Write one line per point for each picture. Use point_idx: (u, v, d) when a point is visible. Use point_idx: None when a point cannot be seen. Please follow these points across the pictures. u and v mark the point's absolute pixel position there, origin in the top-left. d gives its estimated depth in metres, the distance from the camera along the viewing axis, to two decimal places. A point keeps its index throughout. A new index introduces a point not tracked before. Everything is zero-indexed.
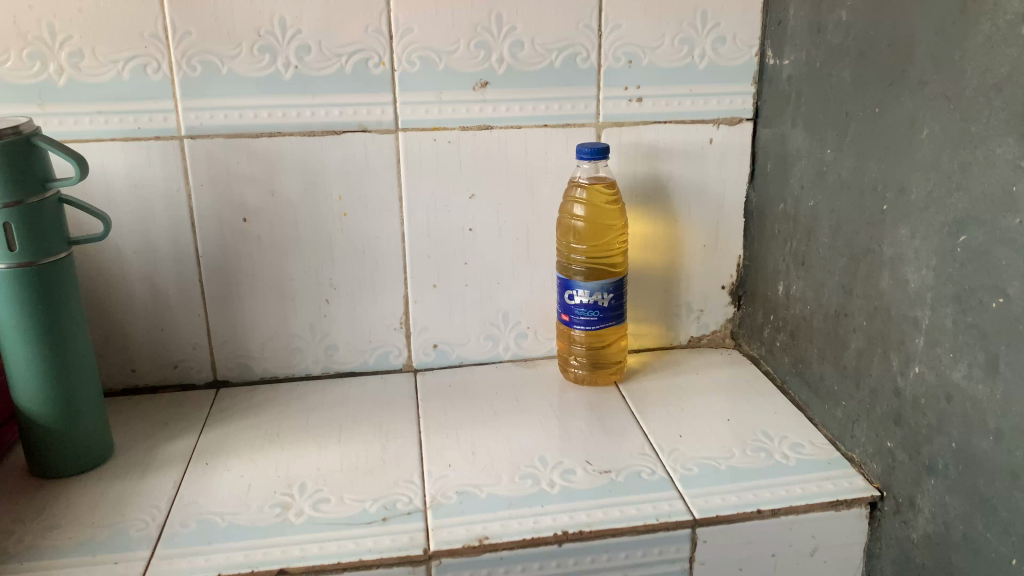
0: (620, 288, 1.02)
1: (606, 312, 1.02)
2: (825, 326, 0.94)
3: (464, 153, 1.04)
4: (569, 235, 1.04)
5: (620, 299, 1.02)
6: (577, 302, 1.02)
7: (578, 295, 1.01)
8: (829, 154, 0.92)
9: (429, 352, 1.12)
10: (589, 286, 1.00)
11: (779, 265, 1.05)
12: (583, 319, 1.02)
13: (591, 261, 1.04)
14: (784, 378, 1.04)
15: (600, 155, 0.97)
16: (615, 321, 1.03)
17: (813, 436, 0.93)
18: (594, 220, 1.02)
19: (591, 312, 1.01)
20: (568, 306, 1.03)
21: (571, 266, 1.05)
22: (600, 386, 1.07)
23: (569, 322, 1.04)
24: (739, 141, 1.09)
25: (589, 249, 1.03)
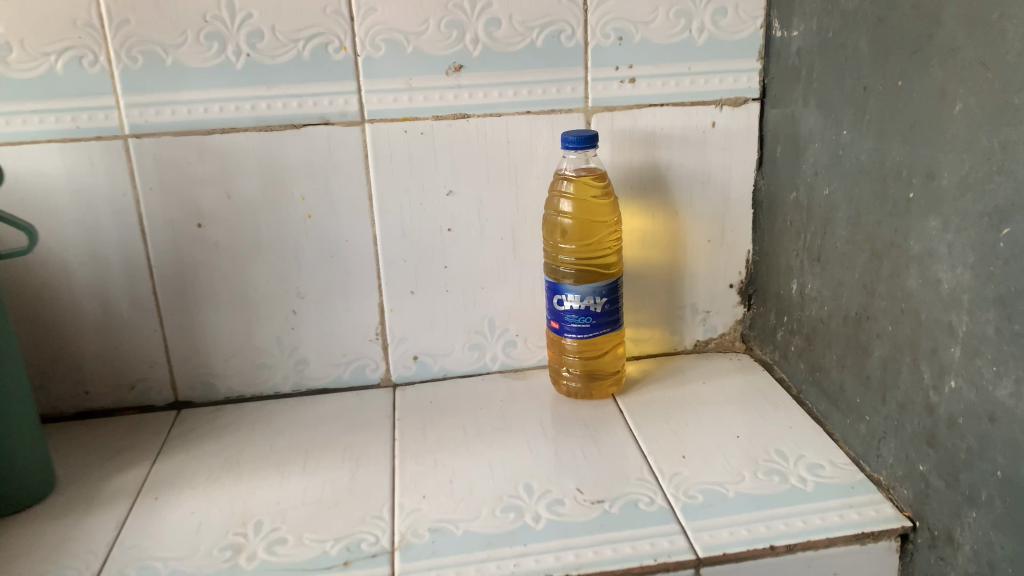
0: (614, 292, 0.92)
1: (599, 319, 0.92)
2: (846, 331, 0.83)
3: (439, 146, 0.94)
4: (557, 234, 0.93)
5: (615, 304, 0.92)
6: (567, 307, 0.92)
7: (568, 300, 0.91)
8: (847, 136, 0.81)
9: (409, 365, 1.03)
10: (580, 290, 0.90)
11: (793, 261, 0.94)
12: (574, 326, 0.92)
13: (582, 262, 0.93)
14: (800, 387, 0.94)
15: (588, 144, 0.87)
16: (609, 329, 0.93)
17: (834, 454, 0.83)
18: (584, 217, 0.91)
19: (583, 319, 0.91)
20: (557, 312, 0.93)
21: (560, 269, 0.94)
22: (596, 400, 0.96)
23: (558, 330, 0.94)
24: (745, 123, 0.98)
25: (580, 249, 0.92)
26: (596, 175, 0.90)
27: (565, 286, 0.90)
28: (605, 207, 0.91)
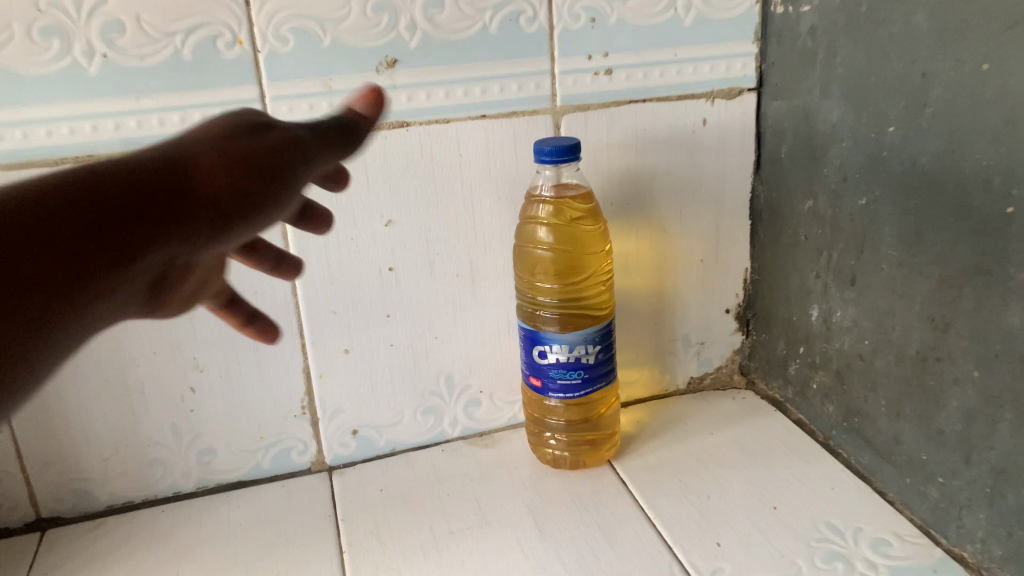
0: (606, 336, 0.73)
1: (589, 372, 0.73)
2: (902, 372, 0.68)
3: (372, 165, 0.73)
4: (534, 270, 0.74)
5: (608, 352, 0.74)
6: (550, 361, 0.73)
7: (552, 352, 0.72)
8: (895, 133, 0.65)
9: (348, 442, 0.82)
10: (566, 338, 0.71)
11: (812, 283, 0.78)
12: (559, 383, 0.73)
13: (569, 302, 0.74)
14: (829, 433, 0.79)
15: (568, 155, 0.68)
16: (602, 382, 0.75)
17: (895, 525, 0.68)
18: (568, 246, 0.72)
19: (571, 374, 0.73)
20: (536, 366, 0.74)
21: (541, 313, 0.75)
22: (589, 468, 0.78)
23: (540, 389, 0.75)
24: (739, 118, 0.82)
25: (566, 287, 0.74)
26: (579, 192, 0.72)
27: (547, 333, 0.72)
28: (593, 231, 0.73)
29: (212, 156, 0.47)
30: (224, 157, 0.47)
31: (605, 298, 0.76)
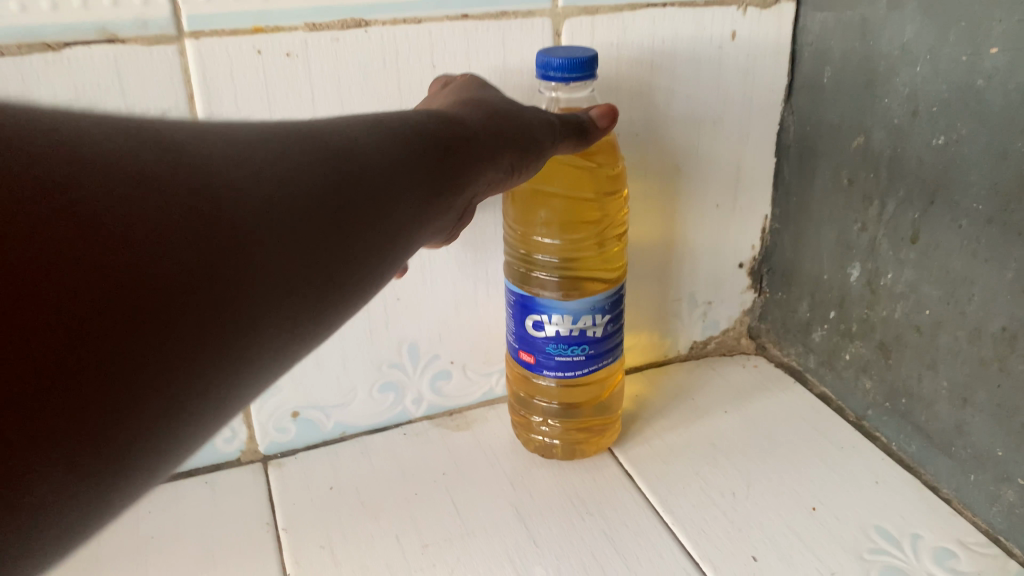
0: (616, 304, 0.59)
1: (594, 348, 0.59)
2: (977, 353, 0.56)
3: (320, 78, 0.56)
4: (532, 223, 0.60)
5: (616, 325, 0.60)
6: (546, 335, 0.58)
7: (549, 323, 0.57)
8: (999, 55, 0.51)
9: (287, 426, 0.66)
10: (570, 308, 0.57)
11: (853, 236, 0.66)
12: (557, 361, 0.59)
13: (575, 263, 0.61)
14: (863, 412, 0.68)
15: (578, 73, 0.52)
16: (608, 359, 0.61)
17: (956, 530, 0.57)
18: (581, 196, 0.60)
19: (571, 350, 0.58)
20: (528, 340, 0.59)
21: (540, 275, 0.61)
22: (582, 458, 0.66)
23: (532, 368, 0.60)
24: (771, 34, 0.67)
25: (574, 244, 0.61)
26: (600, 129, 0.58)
27: (546, 301, 0.57)
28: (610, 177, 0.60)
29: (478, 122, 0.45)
30: (495, 127, 0.45)
31: (615, 258, 0.64)
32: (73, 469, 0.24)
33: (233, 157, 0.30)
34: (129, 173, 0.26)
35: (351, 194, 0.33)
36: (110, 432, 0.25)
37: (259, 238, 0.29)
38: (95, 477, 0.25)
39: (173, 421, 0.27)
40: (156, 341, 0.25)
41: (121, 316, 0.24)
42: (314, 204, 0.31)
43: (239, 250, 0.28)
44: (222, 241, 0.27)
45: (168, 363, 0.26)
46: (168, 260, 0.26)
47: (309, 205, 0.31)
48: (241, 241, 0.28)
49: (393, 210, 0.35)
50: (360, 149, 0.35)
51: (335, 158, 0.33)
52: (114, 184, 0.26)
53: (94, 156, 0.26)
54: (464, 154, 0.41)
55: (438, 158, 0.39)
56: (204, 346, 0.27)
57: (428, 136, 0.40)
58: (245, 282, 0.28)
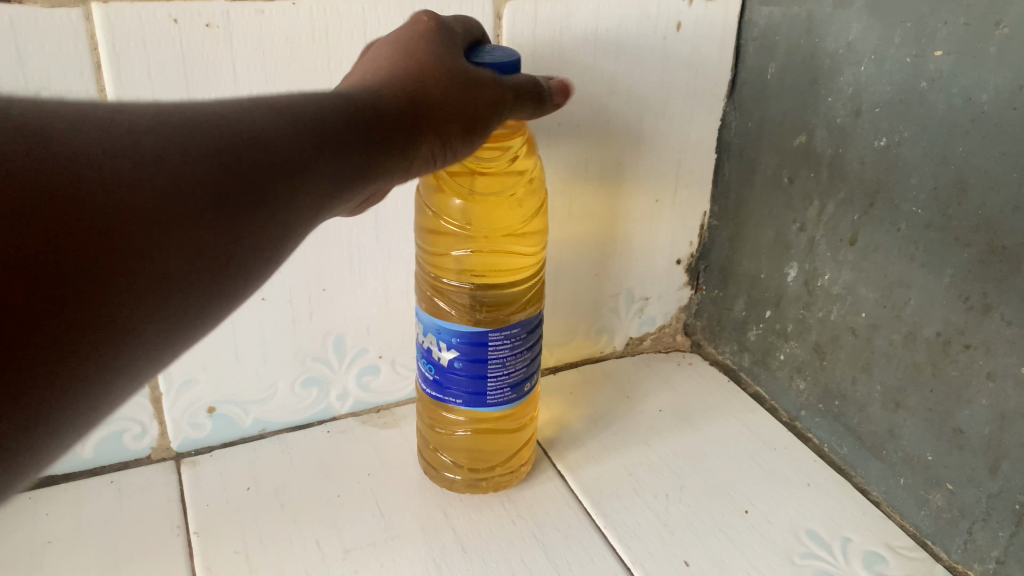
0: (517, 330, 0.55)
1: (496, 379, 0.55)
2: (911, 357, 0.56)
3: (241, 52, 0.52)
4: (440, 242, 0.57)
5: (517, 356, 0.55)
6: (440, 363, 0.55)
7: (439, 349, 0.54)
8: (943, 58, 0.50)
9: (201, 423, 0.62)
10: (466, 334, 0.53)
11: (791, 236, 0.65)
12: (452, 389, 0.55)
13: (486, 283, 0.57)
14: (796, 413, 0.68)
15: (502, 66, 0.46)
16: (517, 394, 0.57)
17: (886, 534, 0.58)
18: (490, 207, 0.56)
19: (463, 377, 0.54)
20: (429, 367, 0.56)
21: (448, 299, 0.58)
22: (481, 490, 0.60)
23: (431, 393, 0.57)
24: (717, 25, 0.66)
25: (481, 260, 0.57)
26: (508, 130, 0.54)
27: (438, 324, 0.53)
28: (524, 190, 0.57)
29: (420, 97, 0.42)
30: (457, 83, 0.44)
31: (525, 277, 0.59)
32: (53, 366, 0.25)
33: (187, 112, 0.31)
34: (162, 123, 0.30)
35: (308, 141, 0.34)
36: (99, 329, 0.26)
37: (264, 187, 0.32)
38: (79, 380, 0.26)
39: (157, 349, 0.28)
40: (166, 253, 0.28)
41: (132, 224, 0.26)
42: (333, 166, 0.35)
43: (255, 187, 0.31)
44: (239, 176, 0.31)
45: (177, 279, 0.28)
46: (188, 184, 0.29)
47: (330, 165, 0.35)
48: (262, 183, 0.32)
49: (385, 163, 0.39)
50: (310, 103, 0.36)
51: (344, 114, 0.37)
52: (135, 125, 0.29)
53: (123, 115, 0.29)
54: (436, 114, 0.42)
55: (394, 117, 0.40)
56: (218, 274, 0.30)
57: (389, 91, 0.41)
58: (265, 225, 0.32)
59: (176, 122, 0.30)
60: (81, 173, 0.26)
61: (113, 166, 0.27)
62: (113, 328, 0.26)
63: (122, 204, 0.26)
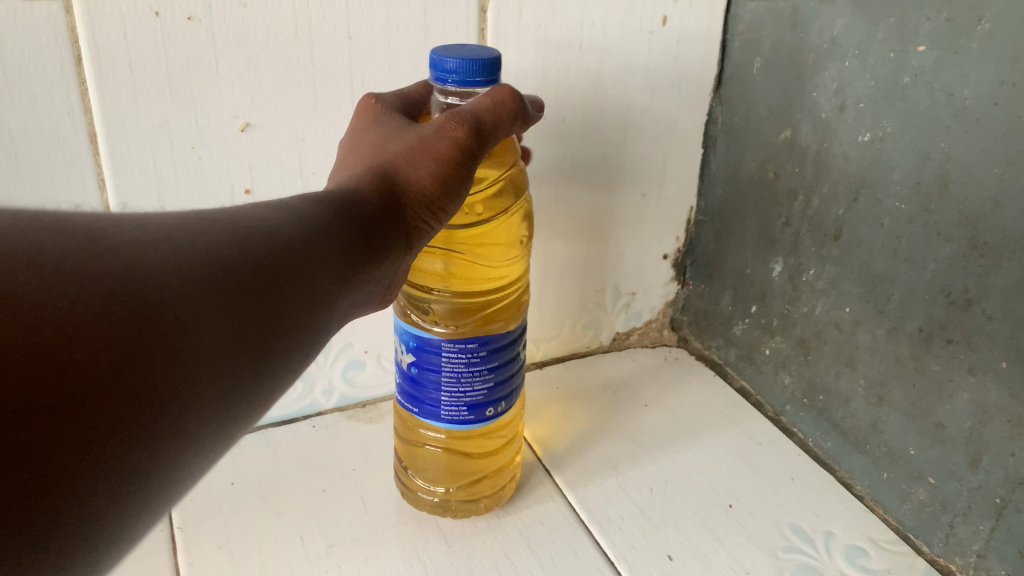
0: (499, 340, 0.54)
1: (475, 390, 0.54)
2: (894, 352, 0.56)
3: (222, 44, 0.51)
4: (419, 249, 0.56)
5: (482, 371, 0.54)
6: (406, 371, 0.55)
7: (403, 355, 0.55)
8: (926, 53, 0.50)
9: None
10: (444, 340, 0.52)
11: (777, 231, 0.65)
12: (418, 398, 0.55)
13: (471, 296, 0.57)
14: (781, 408, 0.69)
15: (476, 78, 0.46)
16: (494, 408, 0.56)
17: (869, 528, 0.58)
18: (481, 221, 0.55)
19: (425, 385, 0.54)
20: (407, 375, 0.56)
21: (426, 310, 0.57)
22: (443, 510, 0.57)
23: (402, 401, 0.57)
24: (703, 21, 0.66)
25: (468, 273, 0.56)
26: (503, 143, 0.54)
27: (413, 328, 0.53)
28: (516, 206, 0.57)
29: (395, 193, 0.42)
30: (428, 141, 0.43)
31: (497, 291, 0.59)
32: (89, 512, 0.25)
33: (189, 241, 0.30)
34: (178, 231, 0.31)
35: (299, 270, 0.34)
36: (133, 464, 0.26)
37: (252, 334, 0.31)
38: (115, 513, 0.26)
39: (149, 500, 0.28)
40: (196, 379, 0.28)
41: (166, 355, 0.27)
42: (339, 254, 0.37)
43: (267, 295, 0.32)
44: (233, 326, 0.30)
45: (202, 399, 0.29)
46: (212, 303, 0.29)
47: (336, 257, 0.36)
48: (276, 294, 0.33)
49: (383, 249, 0.40)
50: (300, 223, 0.36)
51: (340, 213, 0.38)
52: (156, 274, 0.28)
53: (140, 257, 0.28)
54: (417, 199, 0.42)
55: (373, 224, 0.40)
56: (247, 374, 0.31)
57: (366, 182, 0.42)
58: (278, 337, 0.33)
59: (182, 228, 0.31)
60: (93, 345, 0.25)
61: (151, 296, 0.27)
62: (149, 459, 0.27)
63: (134, 374, 0.26)
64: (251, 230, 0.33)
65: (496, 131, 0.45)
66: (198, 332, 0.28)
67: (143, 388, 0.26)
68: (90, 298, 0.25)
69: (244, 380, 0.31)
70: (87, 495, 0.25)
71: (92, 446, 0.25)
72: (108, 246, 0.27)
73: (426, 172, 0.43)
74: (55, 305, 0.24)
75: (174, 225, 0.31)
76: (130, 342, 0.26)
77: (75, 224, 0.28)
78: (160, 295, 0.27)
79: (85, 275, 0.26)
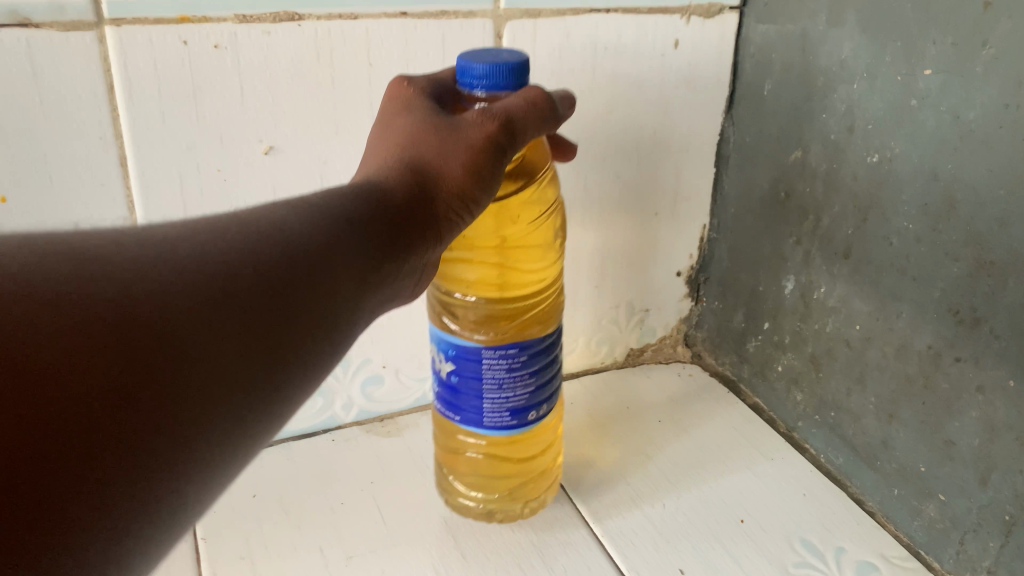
0: (538, 344, 0.55)
1: (516, 395, 0.55)
2: (903, 369, 0.57)
3: (247, 71, 0.53)
4: (451, 259, 0.58)
5: (522, 376, 0.55)
6: (446, 380, 0.56)
7: (443, 364, 0.56)
8: (932, 76, 0.51)
9: None
10: (483, 346, 0.54)
11: (788, 250, 0.66)
12: (460, 406, 0.56)
13: (505, 303, 0.59)
14: (793, 424, 0.69)
15: (505, 83, 0.47)
16: (534, 413, 0.57)
17: (880, 544, 0.58)
18: (513, 229, 0.57)
19: (467, 393, 0.55)
20: (445, 383, 0.57)
21: (461, 319, 0.59)
22: (493, 519, 0.59)
23: (442, 408, 0.58)
24: (714, 44, 0.67)
25: (501, 281, 0.58)
26: (536, 154, 0.55)
27: (453, 337, 0.54)
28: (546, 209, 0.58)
29: (420, 189, 0.43)
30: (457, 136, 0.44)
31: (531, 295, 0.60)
32: (114, 516, 0.26)
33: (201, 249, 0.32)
34: (193, 240, 0.32)
35: (319, 267, 0.35)
36: (154, 480, 0.27)
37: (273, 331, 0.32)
38: (143, 515, 0.27)
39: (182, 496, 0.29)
40: (205, 393, 0.29)
41: (168, 375, 0.28)
42: (360, 250, 0.38)
43: (287, 290, 0.33)
44: (251, 323, 0.31)
45: (221, 393, 0.30)
46: (226, 303, 0.30)
47: (357, 253, 0.37)
48: (296, 290, 0.34)
49: (409, 245, 0.41)
50: (320, 223, 0.37)
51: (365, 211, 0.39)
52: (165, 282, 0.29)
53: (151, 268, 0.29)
54: (445, 195, 0.43)
55: (398, 220, 0.41)
56: (271, 368, 0.32)
57: (394, 178, 0.42)
58: (296, 339, 0.33)
59: (196, 236, 0.32)
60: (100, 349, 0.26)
61: (161, 303, 0.28)
62: (170, 467, 0.28)
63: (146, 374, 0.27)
64: (266, 233, 0.34)
65: (526, 126, 0.45)
66: (205, 339, 0.29)
67: (156, 387, 0.27)
68: (91, 313, 0.26)
69: (269, 376, 0.32)
70: (109, 500, 0.26)
71: (103, 462, 0.25)
72: (111, 261, 0.29)
73: (452, 171, 0.43)
74: (53, 335, 0.25)
75: (176, 238, 0.32)
76: (134, 350, 0.27)
77: (88, 243, 0.29)
78: (163, 303, 0.28)
79: (84, 304, 0.26)
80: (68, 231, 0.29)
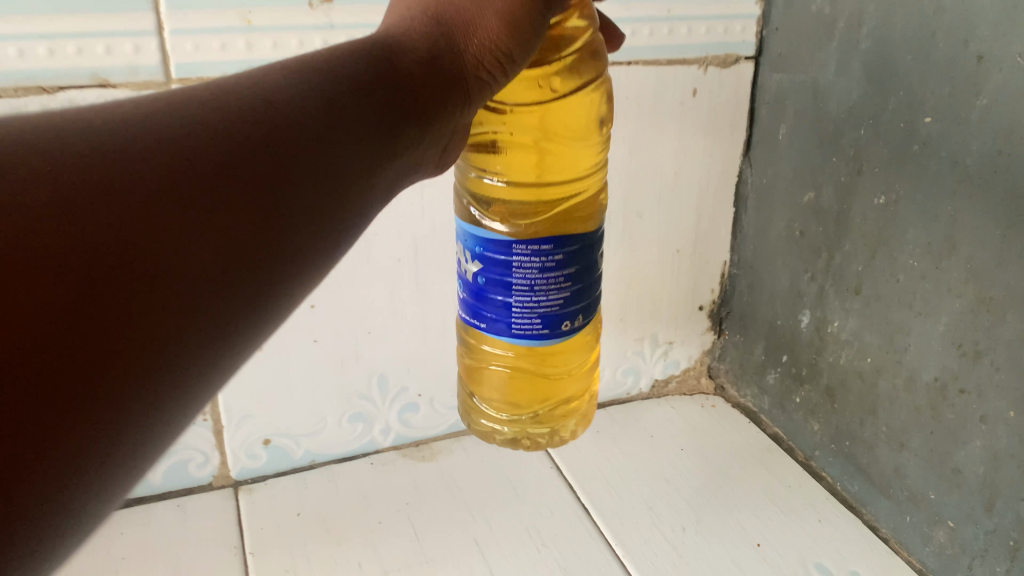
0: (575, 242, 0.48)
1: (549, 300, 0.49)
2: (912, 400, 0.59)
3: None
4: (486, 138, 0.54)
5: (557, 280, 0.49)
6: (472, 284, 0.51)
7: (467, 263, 0.51)
8: (932, 123, 0.55)
9: (257, 453, 0.69)
10: (513, 240, 0.48)
11: (803, 285, 0.69)
12: (485, 314, 0.51)
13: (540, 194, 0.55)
14: (811, 452, 0.72)
15: None
16: (569, 322, 0.51)
17: (893, 569, 0.60)
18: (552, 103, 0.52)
19: (494, 297, 0.50)
20: (472, 287, 0.51)
21: (495, 206, 0.56)
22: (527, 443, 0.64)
23: (468, 317, 0.53)
24: (731, 92, 0.71)
25: (533, 164, 0.54)
26: (579, 21, 0.50)
27: (481, 231, 0.49)
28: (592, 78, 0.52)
29: (441, 54, 0.40)
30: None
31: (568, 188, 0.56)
32: (124, 400, 0.28)
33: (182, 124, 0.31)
34: (175, 112, 0.31)
35: (319, 131, 0.34)
36: (163, 358, 0.29)
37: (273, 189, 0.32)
38: (160, 392, 0.29)
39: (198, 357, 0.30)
40: (182, 262, 0.29)
41: (162, 258, 0.28)
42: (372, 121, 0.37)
43: (280, 152, 0.33)
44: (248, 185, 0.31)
45: (219, 258, 0.30)
46: (210, 171, 0.30)
47: (367, 120, 0.36)
48: (293, 152, 0.33)
49: (434, 115, 0.40)
50: (322, 91, 0.36)
51: (376, 80, 0.37)
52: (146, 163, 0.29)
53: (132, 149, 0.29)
54: (474, 57, 0.40)
55: (417, 87, 0.39)
56: (276, 227, 0.32)
57: (416, 40, 0.40)
58: (302, 195, 0.33)
59: (180, 108, 0.32)
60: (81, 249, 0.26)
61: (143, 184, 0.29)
62: (178, 339, 0.29)
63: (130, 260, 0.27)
64: (258, 101, 0.33)
65: None
66: (190, 208, 0.29)
67: (145, 268, 0.28)
68: (70, 205, 0.27)
69: (279, 233, 0.33)
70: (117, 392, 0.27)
71: (101, 356, 0.27)
72: (86, 147, 0.28)
73: (484, 29, 0.40)
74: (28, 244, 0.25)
75: (158, 109, 0.31)
76: (114, 240, 0.27)
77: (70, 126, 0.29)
78: (146, 190, 0.29)
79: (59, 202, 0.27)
80: (47, 121, 0.29)
